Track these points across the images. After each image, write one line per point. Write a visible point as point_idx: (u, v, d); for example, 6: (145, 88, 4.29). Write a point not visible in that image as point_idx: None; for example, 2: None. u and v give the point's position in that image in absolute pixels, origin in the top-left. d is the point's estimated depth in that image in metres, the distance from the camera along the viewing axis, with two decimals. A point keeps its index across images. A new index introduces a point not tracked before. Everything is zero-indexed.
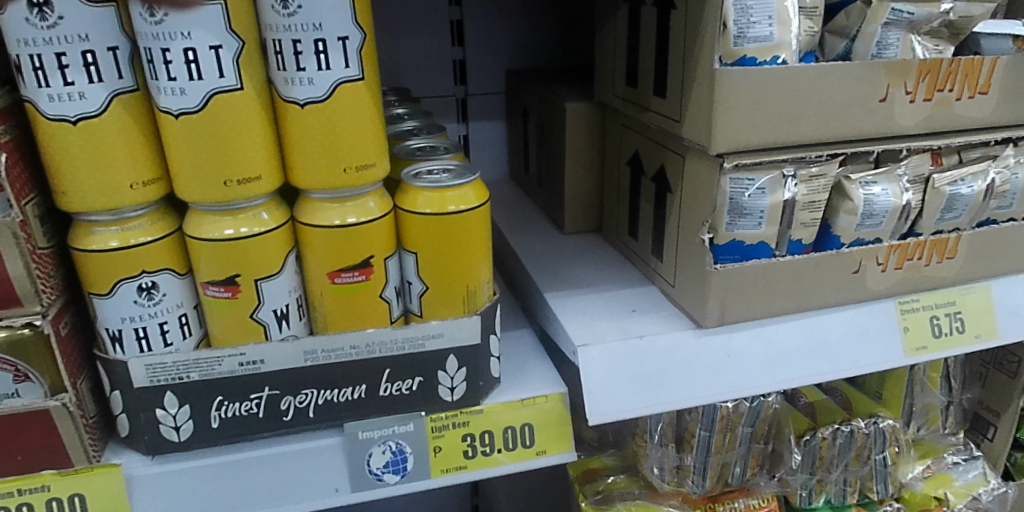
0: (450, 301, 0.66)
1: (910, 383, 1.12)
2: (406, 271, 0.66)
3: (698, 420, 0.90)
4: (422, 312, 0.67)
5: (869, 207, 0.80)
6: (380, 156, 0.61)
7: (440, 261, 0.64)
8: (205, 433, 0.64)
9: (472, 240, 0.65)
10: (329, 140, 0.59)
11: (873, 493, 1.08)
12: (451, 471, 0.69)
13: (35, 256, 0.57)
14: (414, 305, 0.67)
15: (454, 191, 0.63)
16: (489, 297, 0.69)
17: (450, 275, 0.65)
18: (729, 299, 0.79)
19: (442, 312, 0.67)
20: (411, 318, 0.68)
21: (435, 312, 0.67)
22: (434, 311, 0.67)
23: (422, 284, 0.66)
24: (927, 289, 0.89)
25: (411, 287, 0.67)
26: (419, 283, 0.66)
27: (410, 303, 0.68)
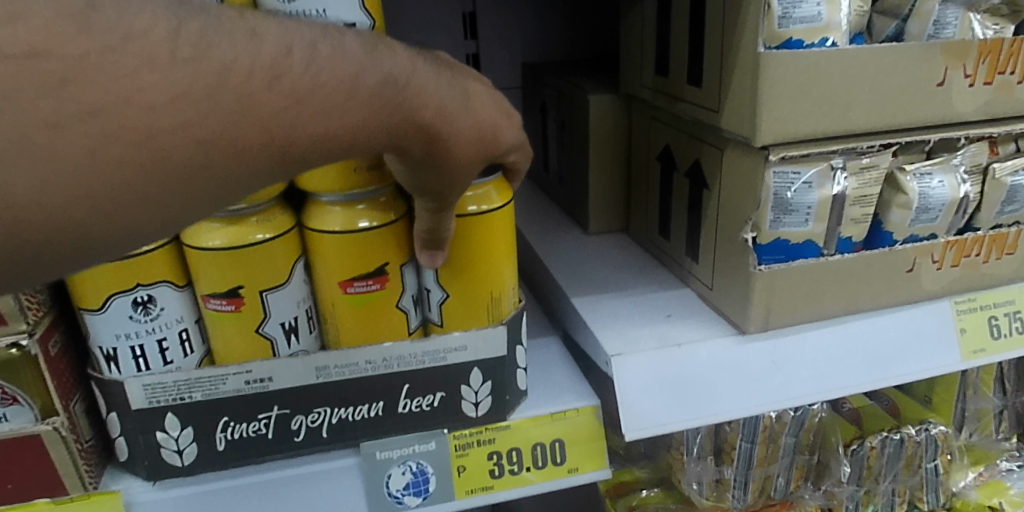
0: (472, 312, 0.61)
1: (962, 387, 1.05)
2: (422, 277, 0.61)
3: (738, 431, 0.84)
4: (443, 322, 0.62)
5: (924, 201, 0.74)
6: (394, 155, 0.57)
7: (461, 265, 0.59)
8: (210, 456, 0.59)
9: (496, 242, 0.60)
10: None
11: (923, 503, 1.01)
12: (476, 492, 0.64)
13: (58, 380, 0.56)
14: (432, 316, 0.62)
15: (477, 188, 0.58)
16: (515, 305, 0.64)
17: (475, 280, 0.60)
18: (774, 303, 0.73)
19: (463, 320, 0.61)
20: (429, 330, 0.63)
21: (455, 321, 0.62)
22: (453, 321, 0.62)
23: (441, 291, 0.60)
24: (985, 287, 0.82)
25: (430, 296, 0.61)
26: (438, 291, 0.61)
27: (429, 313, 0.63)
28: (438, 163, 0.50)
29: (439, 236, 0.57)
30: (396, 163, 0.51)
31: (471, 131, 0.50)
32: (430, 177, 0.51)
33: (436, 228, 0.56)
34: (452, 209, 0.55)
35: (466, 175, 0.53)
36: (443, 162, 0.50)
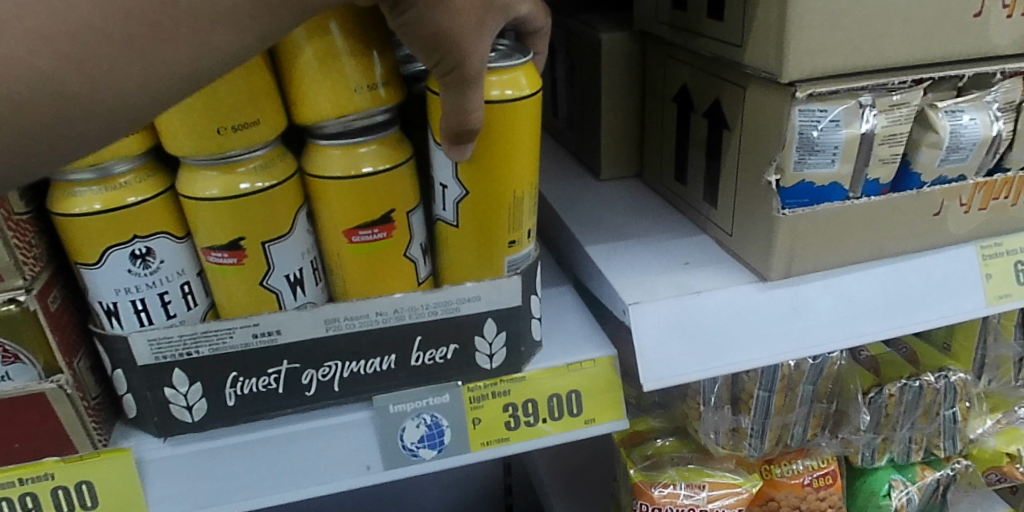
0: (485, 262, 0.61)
1: (982, 333, 1.02)
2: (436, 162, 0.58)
3: (756, 379, 0.82)
4: (457, 222, 0.59)
5: (955, 140, 0.70)
6: (394, 88, 0.54)
7: (483, 164, 0.56)
8: (220, 412, 0.58)
9: (520, 154, 0.57)
10: (334, 74, 0.51)
11: (939, 450, 1.00)
12: (492, 444, 0.63)
13: (60, 338, 0.54)
14: (445, 217, 0.60)
15: (503, 74, 0.54)
16: (531, 240, 0.62)
17: (492, 186, 0.57)
18: (797, 248, 0.70)
19: (476, 236, 0.59)
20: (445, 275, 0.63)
21: (468, 235, 0.59)
22: (465, 233, 0.59)
23: (459, 188, 0.57)
24: (1012, 231, 0.79)
25: (447, 191, 0.58)
26: (456, 188, 0.57)
27: (442, 210, 0.60)
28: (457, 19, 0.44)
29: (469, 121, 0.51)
30: (400, 27, 0.44)
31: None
32: (448, 43, 0.45)
33: (465, 109, 0.50)
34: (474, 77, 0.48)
35: (483, 35, 0.47)
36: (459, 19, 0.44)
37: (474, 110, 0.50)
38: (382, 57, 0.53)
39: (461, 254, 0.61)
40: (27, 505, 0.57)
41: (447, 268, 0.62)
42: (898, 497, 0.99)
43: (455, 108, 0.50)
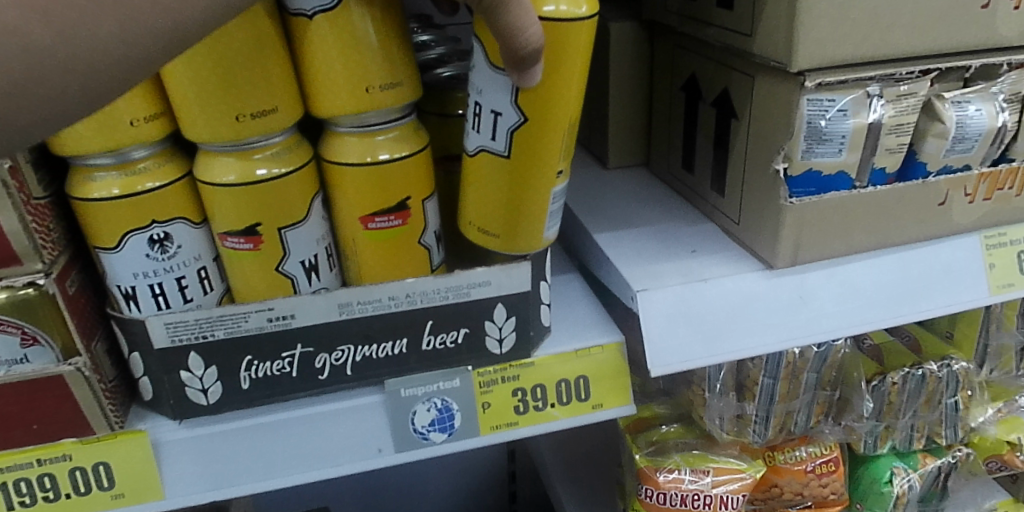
0: (515, 240, 0.58)
1: (984, 322, 1.03)
2: (488, 83, 0.53)
3: (761, 367, 0.83)
4: (508, 153, 0.54)
5: (961, 130, 0.71)
6: (410, 79, 0.54)
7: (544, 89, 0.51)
8: (235, 395, 0.59)
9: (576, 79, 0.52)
10: (353, 64, 0.52)
11: (941, 438, 1.01)
12: (501, 428, 0.64)
13: (78, 322, 0.55)
14: (495, 147, 0.55)
15: None
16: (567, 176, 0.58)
17: (551, 112, 0.52)
18: (803, 237, 0.71)
19: (528, 172, 0.55)
20: (480, 232, 0.59)
21: (521, 167, 0.55)
22: (518, 164, 0.54)
23: (517, 114, 0.53)
24: (1016, 221, 0.80)
25: (501, 118, 0.53)
26: (513, 114, 0.53)
27: (491, 139, 0.55)
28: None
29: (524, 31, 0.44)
30: None
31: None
32: None
33: (516, 23, 0.43)
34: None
35: None
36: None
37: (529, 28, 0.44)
38: (396, 45, 0.53)
39: (506, 193, 0.56)
40: (46, 486, 0.58)
41: (484, 220, 0.58)
42: (899, 483, 1.00)
43: (509, 29, 0.43)
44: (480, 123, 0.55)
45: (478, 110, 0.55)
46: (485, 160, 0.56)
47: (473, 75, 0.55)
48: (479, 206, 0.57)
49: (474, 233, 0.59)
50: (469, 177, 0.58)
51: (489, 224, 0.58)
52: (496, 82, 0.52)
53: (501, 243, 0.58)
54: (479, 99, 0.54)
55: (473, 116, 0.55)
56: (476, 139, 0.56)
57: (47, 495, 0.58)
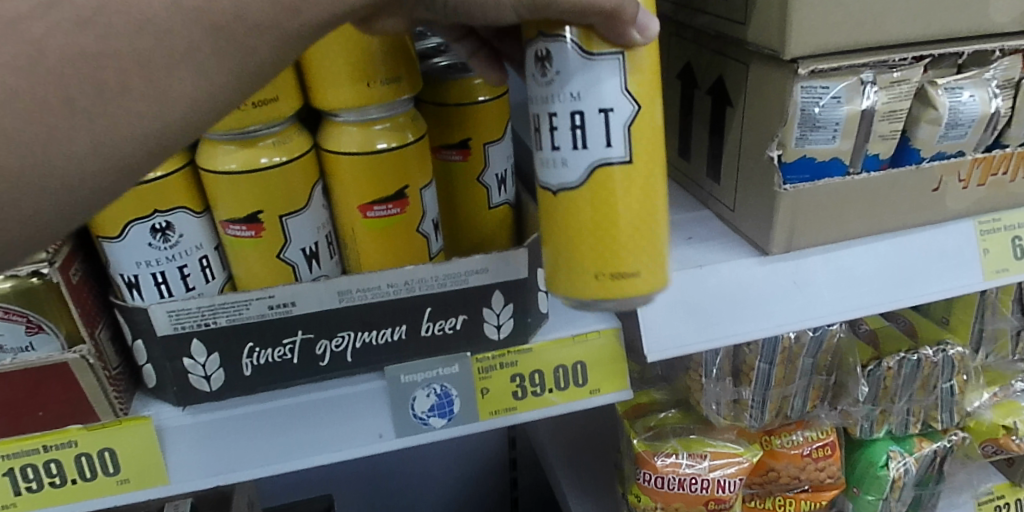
0: (653, 265, 0.53)
1: (980, 307, 1.04)
2: (586, 83, 0.49)
3: (758, 352, 0.84)
4: (629, 155, 0.51)
5: (954, 116, 0.72)
6: (413, 75, 0.55)
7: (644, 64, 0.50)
8: (236, 381, 0.59)
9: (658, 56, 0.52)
10: (361, 61, 0.53)
11: (936, 423, 1.02)
12: (499, 413, 0.65)
13: (82, 309, 0.56)
14: (613, 157, 0.51)
15: None
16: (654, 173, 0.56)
17: (654, 93, 0.51)
18: (798, 224, 0.72)
19: (647, 170, 0.52)
20: (607, 270, 0.52)
21: (643, 169, 0.52)
22: (642, 166, 0.52)
23: (631, 102, 0.50)
24: (1009, 207, 0.81)
25: (612, 115, 0.50)
26: (626, 104, 0.50)
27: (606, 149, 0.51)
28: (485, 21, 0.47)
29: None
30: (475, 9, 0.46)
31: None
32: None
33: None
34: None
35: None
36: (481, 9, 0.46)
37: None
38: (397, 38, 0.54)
39: (638, 206, 0.52)
40: (53, 471, 0.59)
41: (609, 254, 0.52)
42: (894, 467, 1.01)
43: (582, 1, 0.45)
44: (588, 139, 0.50)
45: (580, 126, 0.50)
46: (603, 178, 0.51)
47: (555, 90, 0.50)
48: (606, 237, 0.52)
49: (598, 279, 0.53)
50: (581, 212, 0.52)
51: (620, 256, 0.52)
52: (596, 79, 0.49)
53: (636, 275, 0.53)
54: (578, 108, 0.50)
55: (573, 137, 0.50)
56: (584, 161, 0.51)
57: (54, 480, 0.59)
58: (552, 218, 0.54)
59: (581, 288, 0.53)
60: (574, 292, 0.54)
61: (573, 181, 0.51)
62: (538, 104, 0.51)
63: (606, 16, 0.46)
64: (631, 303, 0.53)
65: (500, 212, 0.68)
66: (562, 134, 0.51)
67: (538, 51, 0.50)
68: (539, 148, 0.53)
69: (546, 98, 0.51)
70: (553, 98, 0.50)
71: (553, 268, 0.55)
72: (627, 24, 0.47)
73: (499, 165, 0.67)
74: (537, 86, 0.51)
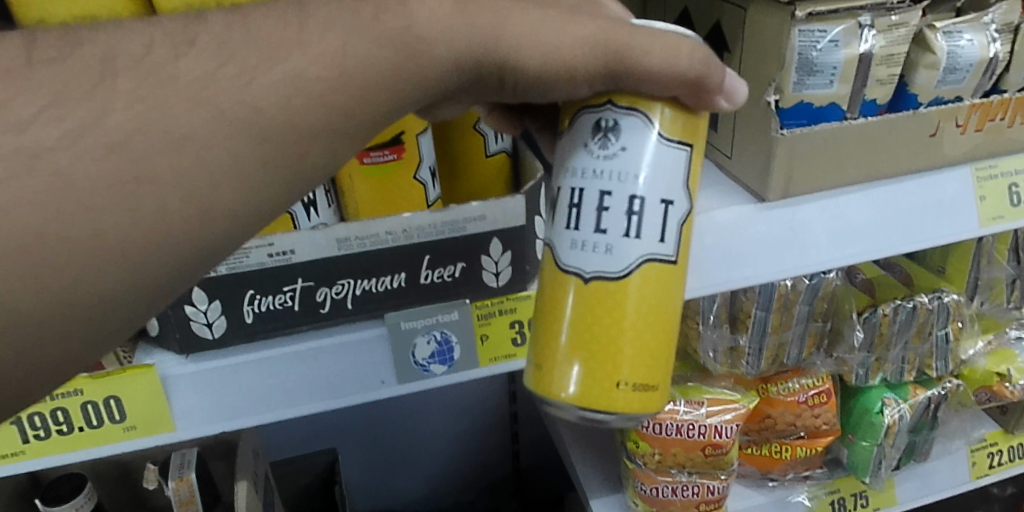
0: (649, 391, 0.54)
1: (977, 255, 1.04)
2: (654, 168, 0.52)
3: (754, 299, 0.85)
4: (673, 257, 0.54)
5: (952, 60, 0.71)
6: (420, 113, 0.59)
7: (696, 174, 0.55)
8: (239, 328, 0.60)
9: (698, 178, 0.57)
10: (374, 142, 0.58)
11: (931, 370, 1.03)
12: (499, 359, 0.66)
13: None
14: (659, 253, 0.52)
15: None
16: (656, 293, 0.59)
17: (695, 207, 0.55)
18: (795, 169, 0.72)
19: (675, 282, 0.54)
20: (602, 375, 0.53)
21: (675, 277, 0.54)
22: (668, 281, 0.54)
23: (685, 203, 0.53)
24: (1005, 153, 0.81)
25: (669, 209, 0.52)
26: (681, 204, 0.53)
27: (659, 244, 0.52)
28: (561, 94, 0.50)
29: (673, 63, 0.48)
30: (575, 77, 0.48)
31: (520, 46, 0.45)
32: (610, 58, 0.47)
33: (672, 62, 0.48)
34: (660, 47, 0.48)
35: (645, 41, 0.47)
36: (559, 84, 0.48)
37: (686, 49, 0.48)
38: None
39: (648, 317, 0.53)
40: (59, 419, 0.60)
41: (613, 361, 0.53)
42: (890, 414, 1.02)
43: (667, 70, 0.48)
44: (642, 229, 0.52)
45: (636, 213, 0.51)
46: (649, 272, 0.53)
47: (615, 168, 0.51)
48: (609, 341, 0.53)
49: (592, 380, 0.53)
50: (589, 304, 0.53)
51: (619, 366, 0.53)
52: (664, 168, 0.52)
53: (634, 389, 0.53)
54: (639, 193, 0.51)
55: (627, 224, 0.51)
56: (635, 252, 0.52)
57: (62, 428, 0.61)
58: (558, 303, 0.54)
59: (579, 391, 0.53)
60: (561, 387, 0.53)
61: (617, 270, 0.52)
62: (587, 178, 0.52)
63: (691, 86, 0.50)
64: (620, 417, 0.54)
65: (498, 160, 0.69)
66: (613, 217, 0.51)
67: (604, 123, 0.52)
68: (571, 226, 0.53)
69: (604, 174, 0.51)
70: (613, 175, 0.51)
71: (553, 365, 0.54)
72: (711, 90, 0.51)
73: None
74: (591, 159, 0.52)
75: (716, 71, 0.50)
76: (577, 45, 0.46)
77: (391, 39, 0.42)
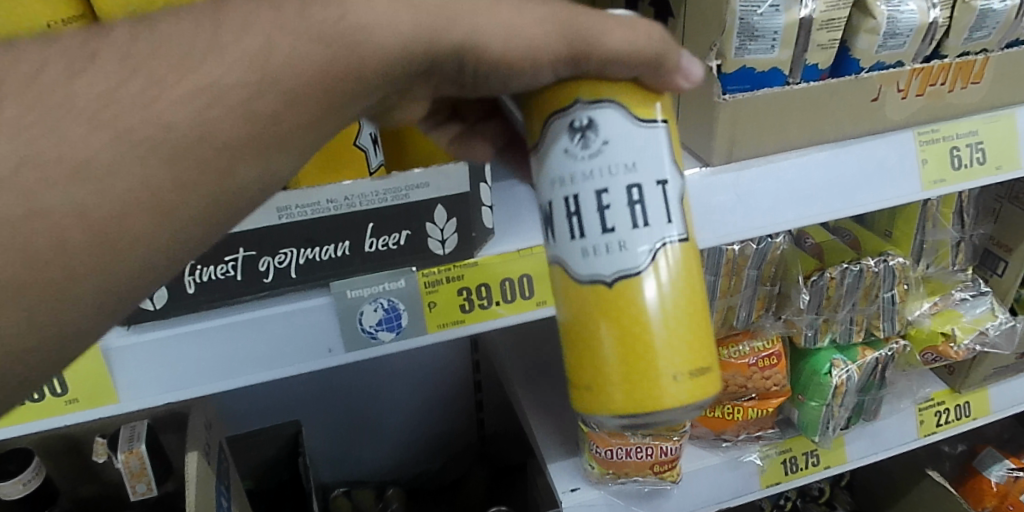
0: (696, 377, 0.53)
1: (922, 220, 1.07)
2: (642, 152, 0.52)
3: (702, 264, 0.87)
4: (682, 231, 0.54)
5: (892, 25, 0.72)
6: None
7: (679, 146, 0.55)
8: (182, 300, 0.60)
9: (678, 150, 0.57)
10: None
11: (879, 331, 1.06)
12: (449, 326, 0.66)
13: None
14: (670, 234, 0.53)
15: None
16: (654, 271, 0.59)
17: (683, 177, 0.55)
18: (737, 133, 0.73)
19: (686, 258, 0.54)
20: (641, 376, 0.53)
21: (687, 253, 0.54)
22: (682, 260, 0.54)
23: (679, 176, 0.54)
24: (947, 118, 0.82)
25: (665, 187, 0.53)
26: (674, 178, 0.53)
27: (667, 224, 0.53)
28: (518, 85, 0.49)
29: (632, 41, 0.48)
30: (535, 63, 0.47)
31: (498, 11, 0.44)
32: (566, 41, 0.46)
33: (628, 42, 0.48)
34: (613, 26, 0.48)
35: (600, 23, 0.47)
36: (520, 70, 0.47)
37: (640, 30, 0.49)
38: None
39: (668, 302, 0.53)
40: None
41: (650, 360, 0.53)
42: (838, 375, 1.04)
43: (625, 49, 0.48)
44: (648, 216, 0.52)
45: (639, 202, 0.52)
46: (665, 256, 0.53)
47: (605, 163, 0.51)
48: (636, 341, 0.53)
49: (637, 382, 0.53)
50: (616, 309, 0.53)
51: (655, 362, 0.53)
52: (649, 149, 0.52)
53: (678, 380, 0.53)
54: (633, 181, 0.51)
55: (631, 215, 0.51)
56: (647, 240, 0.52)
57: None
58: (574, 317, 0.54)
59: (626, 399, 0.53)
60: (611, 403, 0.54)
61: (636, 264, 0.52)
62: (577, 183, 0.51)
63: (653, 65, 0.50)
64: (675, 410, 0.53)
65: None
66: (615, 213, 0.51)
67: (576, 120, 0.51)
68: (576, 235, 0.52)
69: (594, 173, 0.51)
70: (603, 172, 0.51)
71: (597, 382, 0.54)
72: (672, 72, 0.51)
73: None
74: (577, 163, 0.51)
75: (672, 52, 0.50)
76: (535, 31, 0.46)
77: (320, 33, 0.41)
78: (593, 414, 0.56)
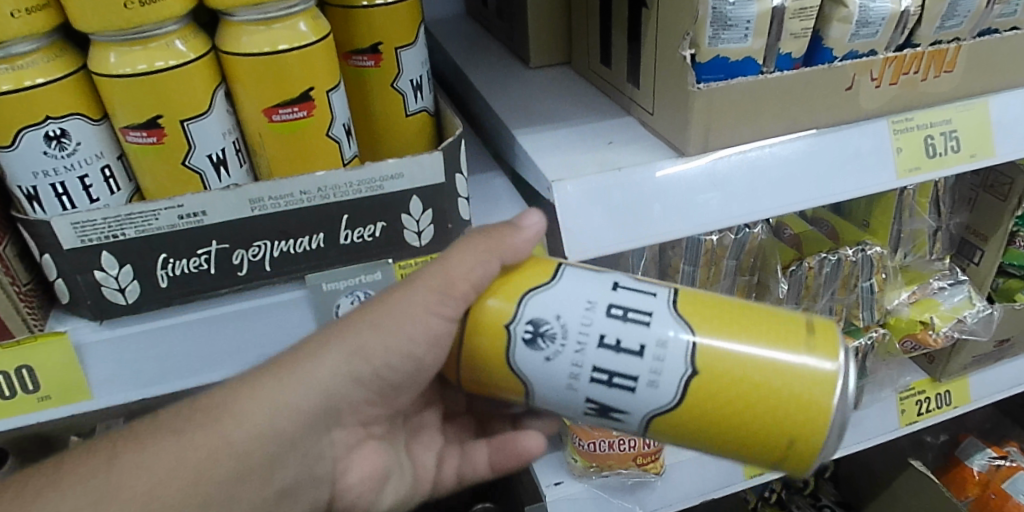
0: (815, 342, 0.56)
1: (899, 209, 1.08)
2: (583, 292, 0.57)
3: (681, 255, 0.87)
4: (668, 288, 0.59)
5: (864, 14, 0.73)
6: (332, 76, 0.60)
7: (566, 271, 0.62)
8: (154, 294, 0.61)
9: None
10: (299, 154, 0.61)
11: (858, 320, 1.06)
12: None
13: (20, 293, 0.60)
14: (664, 301, 0.57)
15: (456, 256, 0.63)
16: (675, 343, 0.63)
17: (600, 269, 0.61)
18: (713, 123, 0.73)
19: (692, 295, 0.58)
20: (796, 395, 0.55)
21: (690, 290, 0.59)
22: (695, 299, 0.58)
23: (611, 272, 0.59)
24: (920, 107, 0.83)
25: (618, 285, 0.58)
26: (613, 276, 0.59)
27: (654, 298, 0.58)
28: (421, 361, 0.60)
29: (465, 263, 0.57)
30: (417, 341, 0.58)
31: None
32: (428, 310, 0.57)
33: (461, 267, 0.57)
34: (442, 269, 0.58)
35: (439, 274, 0.58)
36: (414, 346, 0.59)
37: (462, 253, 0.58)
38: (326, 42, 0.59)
39: (734, 326, 0.56)
40: None
41: (785, 377, 0.55)
42: None
43: (466, 270, 0.57)
44: (641, 310, 0.56)
45: (624, 315, 0.56)
46: (687, 310, 0.57)
47: (580, 323, 0.56)
48: (762, 379, 0.55)
49: (804, 402, 0.55)
50: (723, 384, 0.55)
51: (784, 373, 0.55)
52: (583, 285, 0.58)
53: (812, 357, 0.55)
54: (604, 309, 0.56)
55: (634, 324, 0.56)
56: (666, 324, 0.56)
57: None
58: (727, 433, 0.57)
59: (811, 419, 0.55)
60: (812, 434, 0.55)
61: (684, 342, 0.56)
62: (584, 358, 0.56)
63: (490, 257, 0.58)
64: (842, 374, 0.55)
65: (419, 119, 0.69)
66: (626, 336, 0.56)
67: (526, 331, 0.57)
68: (631, 385, 0.56)
69: (581, 339, 0.56)
70: (585, 333, 0.56)
71: (784, 432, 0.56)
72: (504, 247, 0.59)
73: (413, 71, 0.67)
74: (569, 355, 0.56)
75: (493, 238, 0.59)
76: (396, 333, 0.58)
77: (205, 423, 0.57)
78: (816, 452, 0.56)
